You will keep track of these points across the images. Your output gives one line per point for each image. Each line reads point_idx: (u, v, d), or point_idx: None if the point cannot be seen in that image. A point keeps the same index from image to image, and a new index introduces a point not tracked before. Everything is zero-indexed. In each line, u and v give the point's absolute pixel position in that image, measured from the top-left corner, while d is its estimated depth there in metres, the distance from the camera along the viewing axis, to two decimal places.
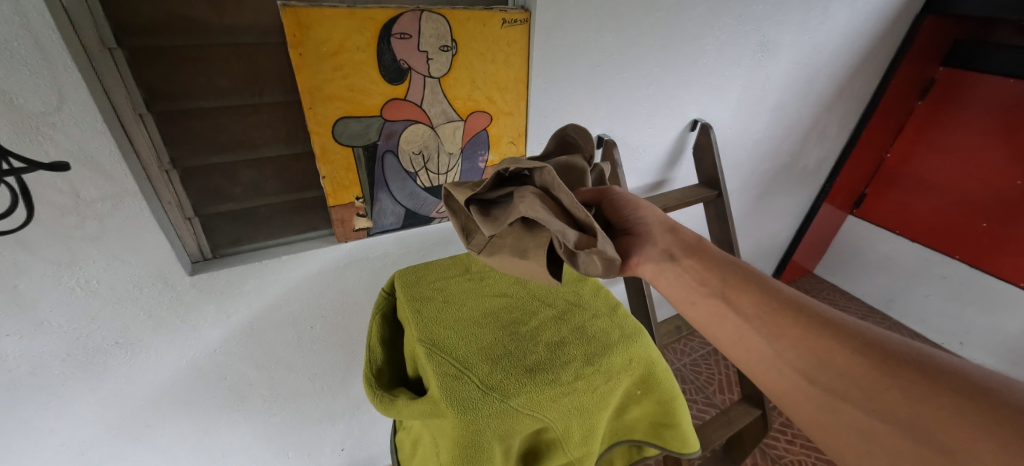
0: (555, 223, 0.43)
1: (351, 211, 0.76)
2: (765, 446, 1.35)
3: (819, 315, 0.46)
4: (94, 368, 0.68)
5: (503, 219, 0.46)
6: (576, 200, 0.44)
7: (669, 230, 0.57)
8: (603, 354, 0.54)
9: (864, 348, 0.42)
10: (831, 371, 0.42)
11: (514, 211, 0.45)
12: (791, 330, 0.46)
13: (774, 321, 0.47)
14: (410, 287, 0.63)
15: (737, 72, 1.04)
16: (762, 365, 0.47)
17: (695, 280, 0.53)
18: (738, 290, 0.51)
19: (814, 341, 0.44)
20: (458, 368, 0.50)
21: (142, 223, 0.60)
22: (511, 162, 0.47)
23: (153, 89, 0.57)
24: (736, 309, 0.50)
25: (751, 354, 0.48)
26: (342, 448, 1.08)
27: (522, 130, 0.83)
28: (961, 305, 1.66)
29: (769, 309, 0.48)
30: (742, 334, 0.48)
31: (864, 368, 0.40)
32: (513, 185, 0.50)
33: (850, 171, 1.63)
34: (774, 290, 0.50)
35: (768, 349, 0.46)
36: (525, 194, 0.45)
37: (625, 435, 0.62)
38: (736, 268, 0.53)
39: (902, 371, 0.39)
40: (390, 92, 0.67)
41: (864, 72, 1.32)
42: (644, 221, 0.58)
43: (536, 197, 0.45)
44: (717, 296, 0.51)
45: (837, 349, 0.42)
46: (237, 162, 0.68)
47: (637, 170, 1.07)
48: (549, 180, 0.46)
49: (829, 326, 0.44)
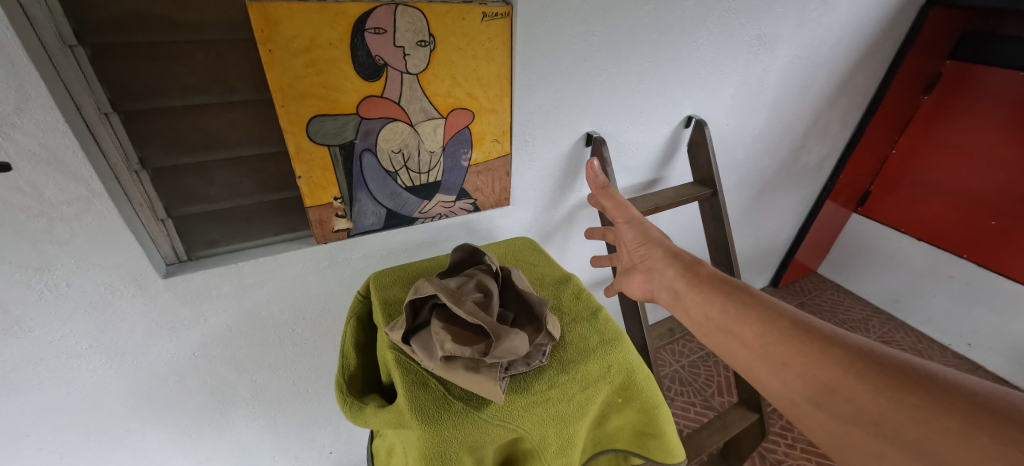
0: (468, 374, 0.44)
1: (329, 211, 0.74)
2: (765, 450, 1.32)
3: (824, 335, 0.47)
4: (68, 372, 0.68)
5: (430, 347, 0.47)
6: (468, 310, 0.46)
7: (672, 262, 0.62)
8: (580, 361, 0.51)
9: (867, 372, 0.42)
10: (838, 399, 0.42)
11: (427, 285, 0.49)
12: (796, 357, 0.46)
13: (777, 351, 0.48)
14: (385, 290, 0.61)
15: (733, 66, 1.01)
16: (774, 393, 0.48)
17: (700, 311, 0.56)
18: (741, 321, 0.52)
19: (819, 369, 0.44)
20: (425, 374, 0.48)
21: (109, 224, 0.58)
22: (414, 293, 0.49)
23: (118, 88, 0.56)
24: (741, 341, 0.51)
25: (764, 383, 0.49)
26: (331, 451, 1.07)
27: (507, 128, 0.80)
28: (969, 306, 1.61)
29: (772, 338, 0.49)
30: (752, 365, 0.50)
31: (869, 392, 0.41)
32: (429, 309, 0.50)
33: (854, 168, 1.59)
34: (777, 312, 0.52)
35: (776, 379, 0.47)
36: (435, 328, 0.47)
37: (607, 444, 0.60)
38: (736, 293, 0.55)
39: (906, 393, 0.39)
40: (366, 89, 0.65)
41: (866, 67, 1.28)
42: (649, 257, 0.66)
43: (443, 332, 0.47)
44: (722, 328, 0.54)
45: (841, 375, 0.43)
46: (210, 162, 0.66)
47: (629, 168, 1.04)
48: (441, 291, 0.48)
49: (834, 350, 0.45)
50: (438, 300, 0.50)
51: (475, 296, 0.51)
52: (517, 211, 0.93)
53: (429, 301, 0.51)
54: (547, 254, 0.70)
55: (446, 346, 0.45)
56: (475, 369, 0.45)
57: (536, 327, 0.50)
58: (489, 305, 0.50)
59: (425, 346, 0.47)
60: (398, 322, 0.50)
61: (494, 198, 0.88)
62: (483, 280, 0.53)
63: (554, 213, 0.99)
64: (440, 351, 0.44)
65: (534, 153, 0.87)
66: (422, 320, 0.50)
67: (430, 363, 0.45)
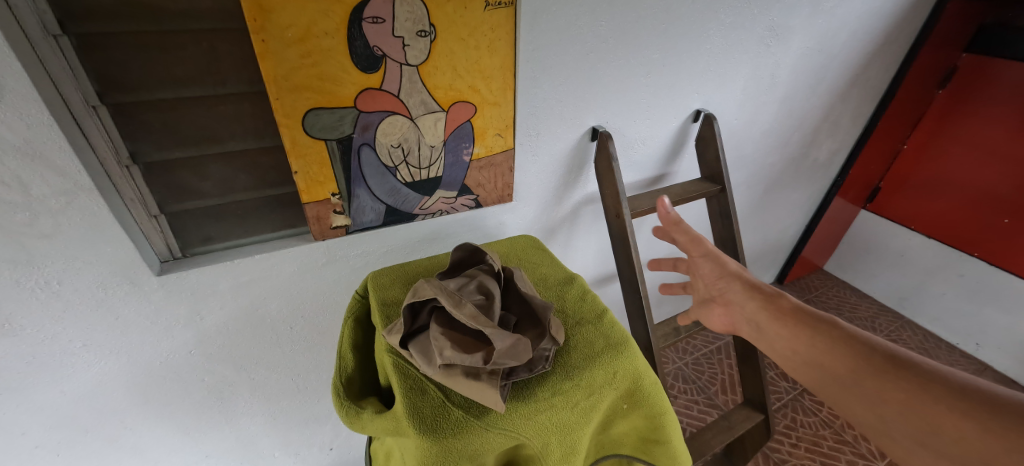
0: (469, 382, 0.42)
1: (327, 207, 0.71)
2: (768, 449, 1.30)
3: (924, 370, 0.45)
4: (62, 370, 0.66)
5: (430, 352, 0.45)
6: (467, 314, 0.44)
7: (753, 296, 0.62)
8: (584, 367, 0.49)
9: (970, 408, 0.40)
10: (940, 436, 0.41)
11: (426, 287, 0.47)
12: (890, 392, 0.45)
13: (869, 385, 0.47)
14: (383, 290, 0.59)
15: (744, 58, 0.98)
16: (869, 429, 0.47)
17: (786, 345, 0.56)
18: (828, 354, 0.52)
19: (918, 404, 0.43)
20: (424, 381, 0.46)
21: (99, 221, 0.57)
22: (414, 295, 0.47)
23: (105, 80, 0.54)
24: (831, 375, 0.51)
25: (858, 417, 0.48)
26: (330, 447, 1.06)
27: (510, 121, 0.77)
28: (978, 305, 1.58)
29: (862, 372, 0.48)
30: (844, 399, 0.49)
31: (971, 429, 0.39)
32: (429, 311, 0.48)
33: (865, 163, 1.55)
34: (868, 346, 0.50)
35: (870, 414, 0.46)
36: (434, 333, 0.45)
37: (611, 450, 0.58)
38: (822, 326, 0.55)
39: (1012, 430, 0.37)
40: (364, 81, 0.62)
41: (880, 60, 1.25)
42: (727, 289, 0.65)
43: (443, 337, 0.45)
44: (809, 361, 0.53)
45: (940, 412, 0.41)
46: (204, 157, 0.64)
47: (635, 163, 1.01)
48: (440, 293, 0.46)
49: (932, 385, 0.43)
50: (437, 303, 0.48)
51: (476, 299, 0.49)
52: (520, 207, 0.91)
53: (428, 304, 0.49)
54: (550, 253, 0.68)
55: (445, 353, 0.43)
56: (475, 376, 0.43)
57: (539, 331, 0.48)
58: (491, 308, 0.48)
59: (424, 351, 0.45)
60: (396, 325, 0.48)
61: (496, 194, 0.85)
62: (485, 282, 0.51)
63: (559, 209, 0.97)
64: (439, 358, 0.42)
65: (537, 147, 0.84)
66: (421, 324, 0.48)
67: (429, 369, 0.43)
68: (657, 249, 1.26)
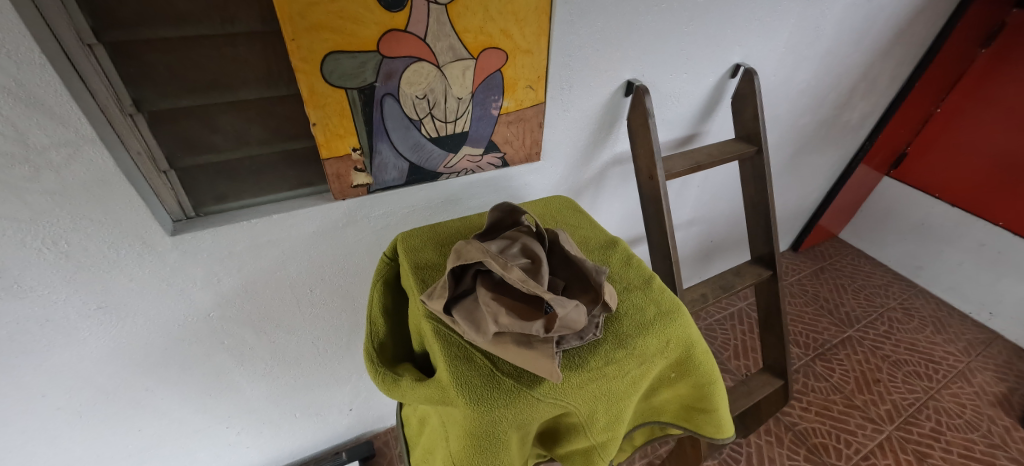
0: (523, 351, 0.39)
1: (348, 164, 0.67)
2: (780, 413, 1.31)
3: None
4: (78, 334, 0.64)
5: (480, 319, 0.42)
6: (517, 275, 0.41)
7: None
8: (637, 335, 0.46)
9: None
10: None
11: (470, 249, 0.44)
12: None
13: None
14: (415, 252, 0.55)
15: (791, 7, 0.90)
16: None
17: None
18: None
19: None
20: (469, 349, 0.43)
21: (104, 176, 0.52)
22: (458, 257, 0.44)
23: (100, 14, 0.47)
24: None
25: None
26: (350, 408, 1.07)
27: (542, 72, 0.71)
28: (996, 275, 1.55)
29: None
30: None
31: None
32: (473, 274, 0.45)
33: (896, 127, 1.48)
34: None
35: None
36: (483, 297, 0.42)
37: (652, 417, 0.57)
38: None
39: None
40: (388, 22, 0.56)
41: (930, 12, 1.15)
42: None
43: (492, 302, 0.42)
44: None
45: None
46: (214, 106, 0.59)
47: (666, 121, 0.95)
48: (484, 254, 0.43)
49: None
50: (480, 267, 0.45)
51: (521, 262, 0.45)
52: (547, 167, 0.86)
53: (472, 267, 0.46)
54: (588, 215, 0.64)
55: (500, 320, 0.40)
56: (528, 344, 0.40)
57: (591, 297, 0.45)
58: (539, 272, 0.44)
59: (471, 318, 0.42)
60: (437, 290, 0.45)
61: (524, 153, 0.80)
62: (529, 244, 0.47)
63: (585, 170, 0.92)
64: (493, 325, 0.40)
65: (568, 102, 0.78)
66: (465, 288, 0.45)
67: (479, 337, 0.41)
68: (680, 213, 1.22)
